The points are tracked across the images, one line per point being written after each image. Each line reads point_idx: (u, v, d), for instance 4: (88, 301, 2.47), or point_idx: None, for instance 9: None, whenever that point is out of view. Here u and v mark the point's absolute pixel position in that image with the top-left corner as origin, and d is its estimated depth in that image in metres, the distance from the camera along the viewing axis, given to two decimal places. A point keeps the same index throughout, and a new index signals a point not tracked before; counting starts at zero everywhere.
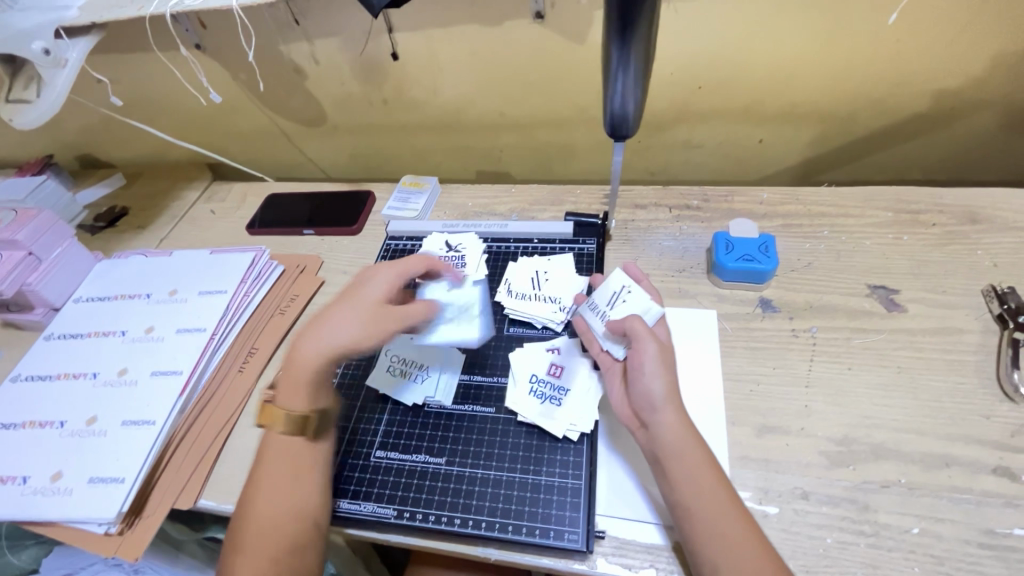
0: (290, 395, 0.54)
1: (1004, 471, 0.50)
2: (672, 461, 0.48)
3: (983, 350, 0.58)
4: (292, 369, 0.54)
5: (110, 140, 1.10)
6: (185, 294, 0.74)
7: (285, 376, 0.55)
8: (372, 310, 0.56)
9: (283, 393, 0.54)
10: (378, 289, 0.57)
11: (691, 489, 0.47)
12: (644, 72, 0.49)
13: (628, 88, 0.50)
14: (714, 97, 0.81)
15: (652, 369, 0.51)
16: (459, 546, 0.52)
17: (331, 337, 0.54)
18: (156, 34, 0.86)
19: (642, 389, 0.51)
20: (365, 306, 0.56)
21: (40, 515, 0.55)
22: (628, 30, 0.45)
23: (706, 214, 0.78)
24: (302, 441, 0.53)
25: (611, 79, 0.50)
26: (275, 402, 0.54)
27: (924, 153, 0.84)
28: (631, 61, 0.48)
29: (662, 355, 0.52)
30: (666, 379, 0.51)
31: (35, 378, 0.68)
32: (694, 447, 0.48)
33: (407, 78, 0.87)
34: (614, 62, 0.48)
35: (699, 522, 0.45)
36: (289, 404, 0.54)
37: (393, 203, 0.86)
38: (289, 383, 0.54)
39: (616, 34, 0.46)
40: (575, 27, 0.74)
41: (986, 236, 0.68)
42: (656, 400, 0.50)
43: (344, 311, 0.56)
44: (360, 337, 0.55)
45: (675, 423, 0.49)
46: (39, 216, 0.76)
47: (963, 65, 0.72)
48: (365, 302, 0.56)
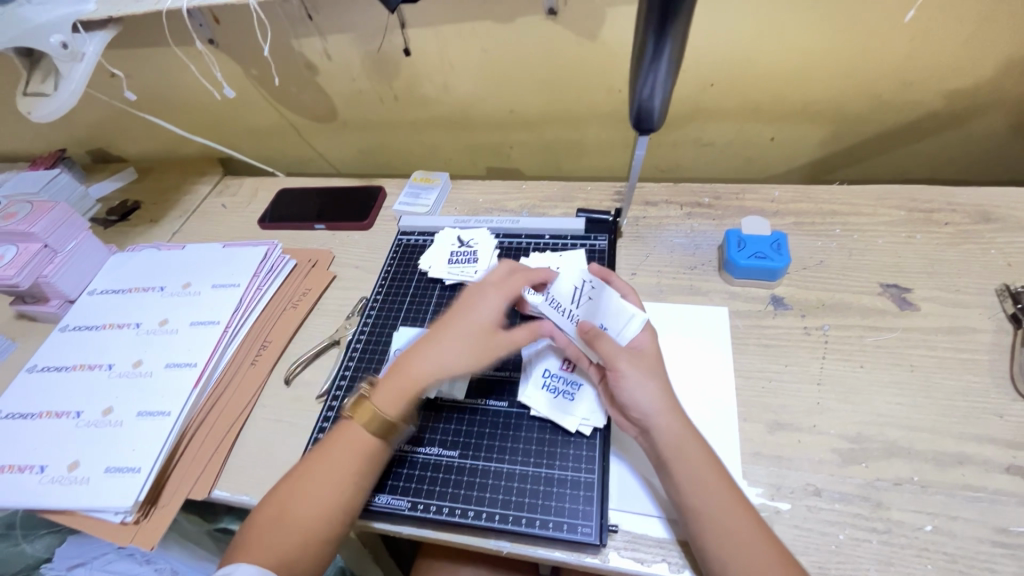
0: (398, 404, 0.53)
1: (1018, 470, 0.50)
2: (673, 461, 0.48)
3: (996, 349, 0.58)
4: (409, 381, 0.54)
5: (122, 134, 1.11)
6: (198, 287, 0.75)
7: (396, 378, 0.54)
8: (491, 333, 0.56)
9: (388, 396, 0.53)
10: (488, 309, 0.57)
11: (695, 488, 0.47)
12: (676, 65, 0.50)
13: (659, 80, 0.50)
14: (726, 95, 0.81)
15: (638, 376, 0.51)
16: (472, 538, 0.52)
17: (455, 360, 0.54)
18: (169, 29, 0.87)
19: (630, 398, 0.51)
20: (479, 328, 0.56)
21: (57, 504, 0.56)
22: (668, 21, 0.45)
23: (718, 211, 0.78)
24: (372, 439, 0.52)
25: (643, 71, 0.50)
26: (376, 401, 0.53)
27: (937, 152, 0.83)
28: (666, 53, 0.48)
29: (641, 362, 0.53)
30: (657, 384, 0.51)
31: (51, 369, 0.69)
32: (695, 447, 0.49)
33: (419, 74, 0.87)
34: (648, 53, 0.48)
35: (705, 522, 0.45)
36: (388, 410, 0.53)
37: (403, 198, 0.87)
38: (396, 384, 0.54)
39: (654, 25, 0.46)
40: (588, 23, 0.74)
41: (999, 235, 0.68)
42: (649, 405, 0.50)
43: (459, 334, 0.56)
44: (474, 363, 0.55)
45: (673, 426, 0.49)
46: (55, 208, 0.76)
47: (979, 63, 0.71)
48: (480, 323, 0.56)
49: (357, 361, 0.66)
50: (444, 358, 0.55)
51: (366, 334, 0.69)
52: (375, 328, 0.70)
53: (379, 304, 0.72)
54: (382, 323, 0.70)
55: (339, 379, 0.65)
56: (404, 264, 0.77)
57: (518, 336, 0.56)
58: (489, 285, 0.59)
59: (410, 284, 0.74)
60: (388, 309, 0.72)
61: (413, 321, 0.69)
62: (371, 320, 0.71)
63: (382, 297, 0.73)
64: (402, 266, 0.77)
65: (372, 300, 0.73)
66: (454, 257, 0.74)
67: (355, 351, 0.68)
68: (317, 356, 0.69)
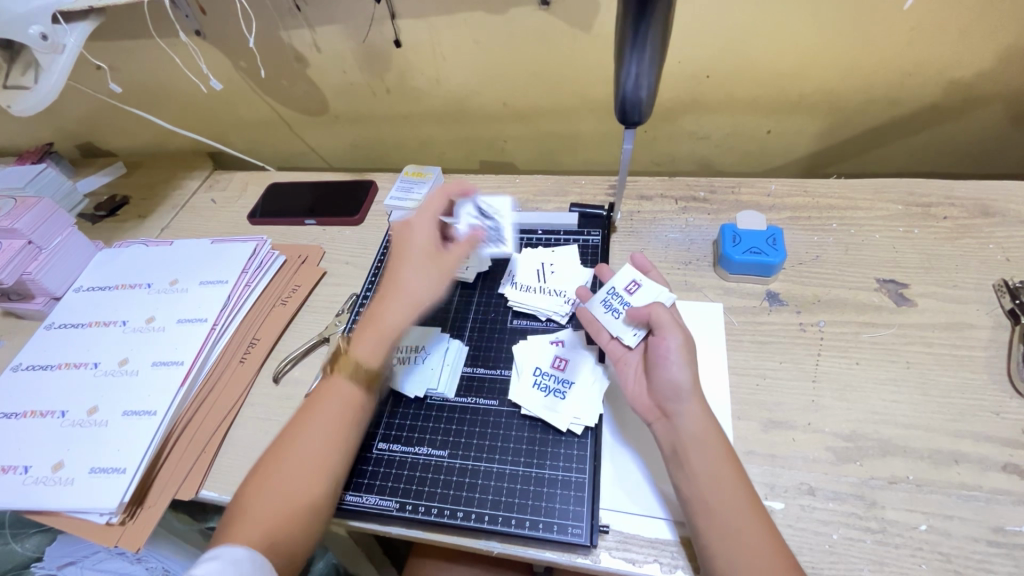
0: (381, 342, 0.56)
1: (1014, 469, 0.49)
2: (694, 450, 0.47)
3: (993, 346, 0.58)
4: (380, 325, 0.57)
5: (110, 128, 1.09)
6: (186, 284, 0.73)
7: (371, 328, 0.57)
8: (436, 257, 0.61)
9: (367, 343, 0.56)
10: (426, 233, 0.61)
11: (711, 481, 0.46)
12: (660, 56, 0.48)
13: (643, 72, 0.49)
14: (722, 87, 0.80)
15: (678, 357, 0.50)
16: (461, 539, 0.51)
17: (416, 287, 0.59)
18: (155, 20, 0.85)
19: (667, 376, 0.50)
20: (426, 254, 0.60)
21: (41, 505, 0.55)
22: (646, 14, 0.44)
23: (713, 206, 0.76)
24: (353, 390, 0.55)
25: (625, 63, 0.49)
26: (354, 351, 0.56)
27: (936, 145, 0.82)
28: (647, 46, 0.47)
29: (682, 345, 0.51)
30: (692, 369, 0.50)
31: (36, 367, 0.67)
32: (716, 440, 0.48)
33: (410, 66, 0.85)
34: (629, 46, 0.47)
35: (717, 513, 0.44)
36: (369, 355, 0.56)
37: (394, 193, 0.85)
38: (370, 331, 0.57)
39: (632, 18, 0.45)
40: (581, 14, 0.73)
41: (998, 230, 0.67)
42: (680, 387, 0.49)
43: (407, 268, 0.60)
44: (436, 284, 0.59)
45: (700, 415, 0.49)
46: (39, 204, 0.75)
47: (978, 54, 0.70)
48: (422, 250, 0.60)
49: None
50: (407, 284, 0.59)
51: None
52: None
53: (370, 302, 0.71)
54: None
55: None
56: None
57: (460, 252, 0.61)
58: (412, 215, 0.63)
59: None
60: None
61: None
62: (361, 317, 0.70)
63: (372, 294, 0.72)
64: None
65: (361, 297, 0.72)
66: None
67: None
68: (306, 354, 0.68)
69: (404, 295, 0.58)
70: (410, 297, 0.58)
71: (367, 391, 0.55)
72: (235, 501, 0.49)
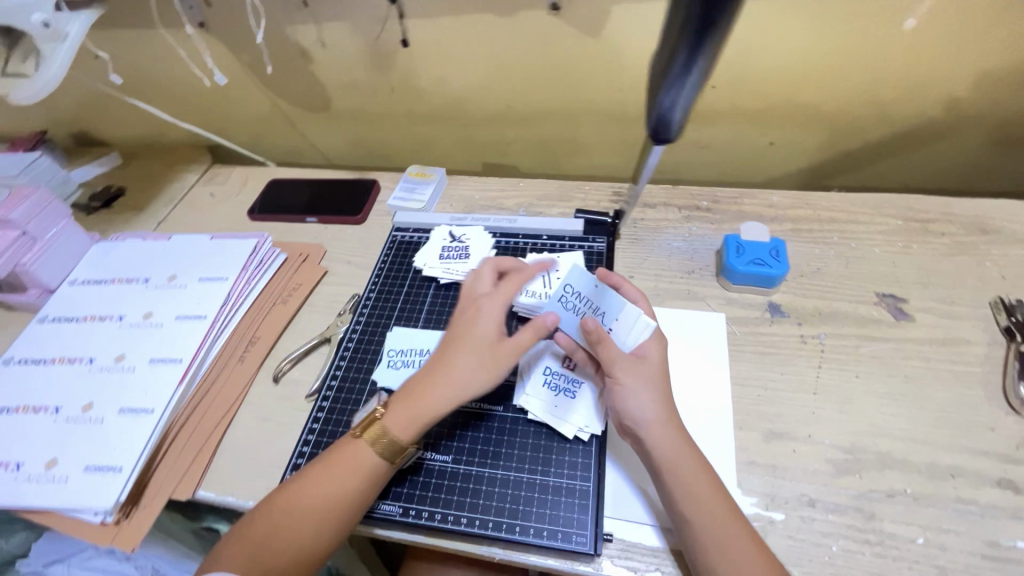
0: (418, 420, 0.51)
1: (1009, 484, 0.50)
2: (666, 476, 0.48)
3: (989, 362, 0.59)
4: (423, 404, 0.51)
5: (106, 118, 1.07)
6: (185, 280, 0.72)
7: (406, 404, 0.52)
8: (496, 342, 0.53)
9: (400, 416, 0.51)
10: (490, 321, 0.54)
11: (690, 506, 0.46)
12: (704, 81, 0.48)
13: (684, 94, 0.49)
14: (727, 97, 0.80)
15: (633, 386, 0.51)
16: (464, 544, 0.51)
17: (462, 375, 0.52)
18: (158, 9, 0.84)
19: (622, 406, 0.51)
20: (485, 340, 0.53)
21: (34, 503, 0.54)
22: (705, 35, 0.44)
23: (716, 216, 0.77)
24: (378, 462, 0.51)
25: (669, 82, 0.48)
26: (386, 421, 0.51)
27: (934, 162, 0.84)
28: (696, 68, 0.46)
29: (638, 372, 0.52)
30: (653, 395, 0.51)
31: (29, 361, 0.66)
32: (690, 462, 0.48)
33: (416, 65, 0.85)
34: (678, 65, 0.47)
35: (701, 537, 0.45)
36: (401, 430, 0.51)
37: (398, 193, 0.85)
38: (409, 404, 0.52)
39: (688, 37, 0.45)
40: (590, 20, 0.73)
41: (994, 247, 0.68)
42: (642, 415, 0.50)
43: (462, 354, 0.53)
44: (488, 376, 0.52)
45: (669, 440, 0.49)
46: (35, 194, 0.73)
47: (980, 74, 0.71)
48: (487, 338, 0.53)
49: (348, 360, 0.65)
50: (456, 371, 0.52)
51: (358, 332, 0.68)
52: (367, 328, 0.68)
53: (372, 302, 0.71)
54: (375, 322, 0.69)
55: (330, 379, 0.63)
56: (398, 261, 0.75)
57: (523, 343, 0.53)
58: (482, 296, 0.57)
59: (404, 282, 0.72)
60: (381, 307, 0.70)
61: (406, 321, 0.68)
62: (364, 318, 0.69)
63: (375, 295, 0.72)
64: (396, 263, 0.75)
65: (364, 297, 0.72)
66: (446, 252, 0.73)
67: (347, 350, 0.66)
68: (307, 354, 0.68)
69: (449, 382, 0.52)
70: (453, 386, 0.51)
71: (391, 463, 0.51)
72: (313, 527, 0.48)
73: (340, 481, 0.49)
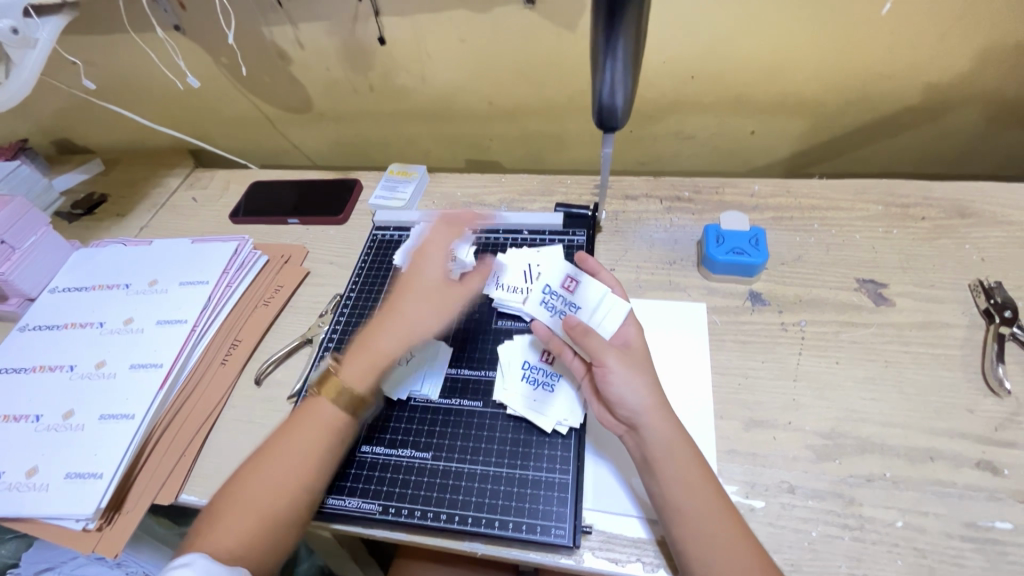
0: (371, 373, 0.55)
1: (987, 465, 0.51)
2: (660, 462, 0.47)
3: (968, 344, 0.59)
4: (374, 352, 0.56)
5: (87, 125, 1.06)
6: (165, 285, 0.72)
7: (363, 354, 0.56)
8: (445, 287, 0.60)
9: (354, 369, 0.55)
10: (434, 268, 0.61)
11: (682, 494, 0.46)
12: (634, 62, 0.48)
13: (617, 79, 0.49)
14: (707, 87, 0.80)
15: (624, 373, 0.50)
16: (445, 541, 0.51)
17: (416, 318, 0.58)
18: (132, 14, 0.83)
19: (617, 396, 0.50)
20: (436, 284, 0.60)
21: (14, 511, 0.54)
22: (615, 22, 0.43)
23: (697, 206, 0.77)
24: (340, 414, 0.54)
25: (600, 70, 0.48)
26: (341, 376, 0.55)
27: (914, 146, 0.84)
28: (619, 54, 0.46)
29: (628, 359, 0.51)
30: (645, 381, 0.50)
31: (9, 370, 0.66)
32: (684, 446, 0.48)
33: (394, 64, 0.84)
34: (601, 55, 0.47)
35: (694, 525, 0.45)
36: (356, 379, 0.55)
37: (379, 192, 0.84)
38: (363, 358, 0.56)
39: (602, 26, 0.44)
40: (565, 13, 0.72)
41: (974, 230, 0.68)
42: (638, 403, 0.49)
43: (413, 300, 0.59)
44: (440, 318, 0.59)
45: (665, 426, 0.49)
46: (13, 202, 0.72)
47: (958, 58, 0.71)
48: (433, 280, 0.60)
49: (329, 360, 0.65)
50: (408, 316, 0.58)
51: (339, 332, 0.68)
52: (348, 326, 0.68)
53: (353, 302, 0.71)
54: (356, 321, 0.69)
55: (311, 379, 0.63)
56: (379, 260, 0.75)
57: (474, 283, 0.62)
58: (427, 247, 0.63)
59: (385, 281, 0.72)
60: (361, 306, 0.70)
61: None
62: (344, 317, 0.69)
63: (356, 294, 0.71)
64: (377, 262, 0.75)
65: (345, 297, 0.71)
66: None
67: (327, 350, 0.66)
68: (289, 356, 0.68)
69: (403, 329, 0.57)
70: (407, 331, 0.57)
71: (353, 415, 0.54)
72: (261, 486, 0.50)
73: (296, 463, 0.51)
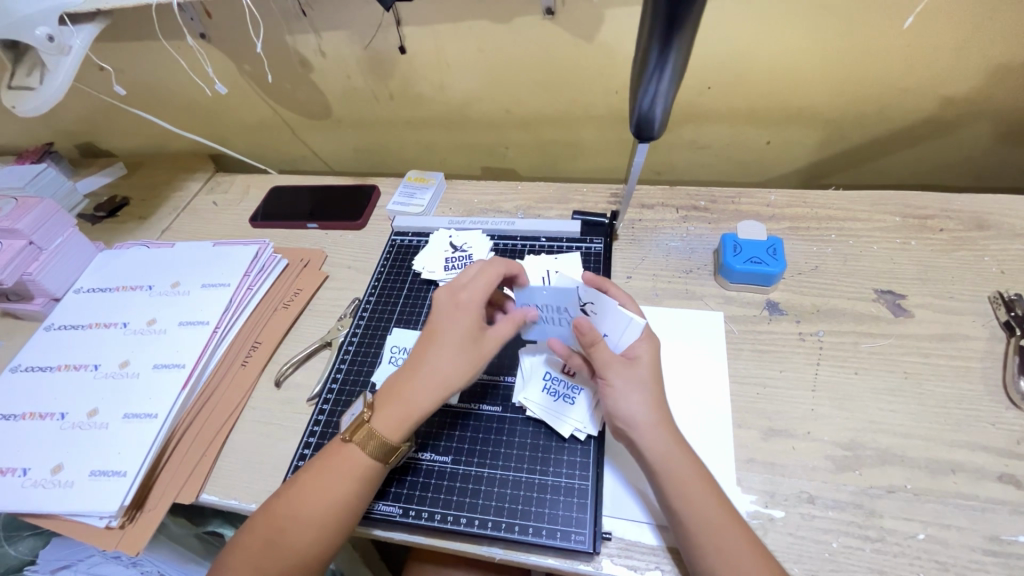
0: (405, 424, 0.51)
1: (1010, 479, 0.50)
2: (661, 475, 0.48)
3: (989, 357, 0.58)
4: (409, 402, 0.52)
5: (111, 129, 1.09)
6: (188, 287, 0.73)
7: (396, 401, 0.52)
8: (478, 337, 0.54)
9: (389, 417, 0.51)
10: (468, 316, 0.54)
11: (683, 506, 0.46)
12: (679, 73, 0.49)
13: (662, 88, 0.49)
14: (724, 97, 0.81)
15: (624, 389, 0.51)
16: (464, 544, 0.52)
17: (448, 369, 0.52)
18: (160, 23, 0.85)
19: (616, 409, 0.50)
20: (466, 335, 0.53)
21: (39, 508, 0.55)
22: (673, 29, 0.44)
23: (713, 215, 0.77)
24: (371, 462, 0.51)
25: (646, 79, 0.49)
26: (376, 424, 0.51)
27: (932, 158, 0.84)
28: (669, 64, 0.47)
29: (630, 373, 0.51)
30: (644, 395, 0.50)
31: (35, 368, 0.67)
32: (684, 460, 0.48)
33: (414, 72, 0.86)
34: (651, 63, 0.47)
35: (697, 535, 0.45)
36: (391, 432, 0.51)
37: (397, 198, 0.85)
38: (399, 405, 0.52)
39: (659, 33, 0.45)
40: (584, 24, 0.73)
41: (993, 243, 0.68)
42: (633, 415, 0.50)
43: (444, 350, 0.53)
44: (474, 368, 0.53)
45: (662, 440, 0.49)
46: (42, 203, 0.75)
47: (977, 71, 0.71)
48: (465, 331, 0.53)
49: (349, 363, 0.66)
50: (439, 367, 0.52)
51: (359, 336, 0.68)
52: (367, 330, 0.69)
53: (373, 306, 0.71)
54: (375, 324, 0.69)
55: (331, 382, 0.64)
56: (398, 265, 0.76)
57: (506, 331, 0.55)
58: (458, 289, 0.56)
59: (404, 286, 0.73)
60: (381, 310, 0.71)
61: (406, 324, 0.69)
62: (364, 321, 0.70)
63: (375, 298, 0.72)
64: (396, 267, 0.76)
65: (363, 302, 0.72)
66: (450, 262, 0.73)
67: (347, 353, 0.67)
68: (308, 358, 0.68)
69: (435, 378, 0.52)
70: (441, 380, 0.52)
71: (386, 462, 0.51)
72: (286, 523, 0.48)
73: (326, 505, 0.49)
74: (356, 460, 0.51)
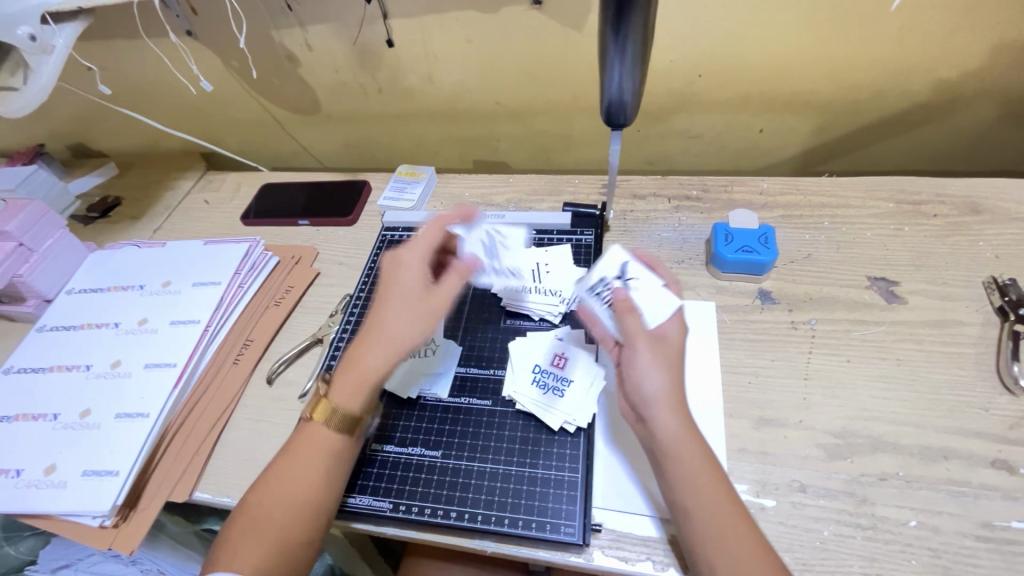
0: (358, 390, 0.52)
1: (1003, 465, 0.50)
2: (669, 459, 0.47)
3: (982, 342, 0.58)
4: (359, 369, 0.52)
5: (101, 129, 1.08)
6: (179, 286, 0.73)
7: (348, 372, 0.53)
8: (427, 293, 0.55)
9: (344, 387, 0.52)
10: (410, 275, 0.56)
11: (690, 492, 0.46)
12: (642, 58, 0.48)
13: (625, 75, 0.49)
14: (715, 85, 0.80)
15: (649, 364, 0.49)
16: (455, 538, 0.52)
17: (400, 329, 0.53)
18: (144, 21, 0.85)
19: (635, 382, 0.49)
20: (415, 293, 0.55)
21: (33, 509, 0.55)
22: (624, 18, 0.44)
23: (705, 204, 0.77)
24: (331, 436, 0.52)
25: (608, 66, 0.49)
26: (334, 397, 0.52)
27: (926, 143, 0.83)
28: (628, 49, 0.46)
29: (659, 351, 0.50)
30: (667, 376, 0.49)
31: (28, 370, 0.67)
32: (697, 449, 0.47)
33: (402, 65, 0.85)
34: (609, 50, 0.47)
35: (699, 524, 0.45)
36: (348, 401, 0.52)
37: (388, 193, 0.85)
38: (348, 377, 0.52)
39: (611, 23, 0.45)
40: (571, 12, 0.72)
41: (987, 227, 0.67)
42: (652, 393, 0.49)
43: (396, 308, 0.54)
44: (423, 329, 0.54)
45: (678, 424, 0.48)
46: (30, 204, 0.75)
47: (971, 54, 0.70)
48: (410, 289, 0.55)
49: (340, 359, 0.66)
50: (389, 327, 0.53)
51: (350, 332, 0.68)
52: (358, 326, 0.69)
53: (363, 301, 0.71)
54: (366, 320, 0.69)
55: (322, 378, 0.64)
56: None
57: (455, 282, 0.56)
58: (403, 250, 0.58)
59: None
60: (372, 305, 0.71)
61: None
62: (355, 317, 0.70)
63: (366, 294, 0.72)
64: None
65: (355, 297, 0.72)
66: None
67: (338, 349, 0.67)
68: (300, 355, 0.68)
69: (388, 340, 0.53)
70: (392, 341, 0.53)
71: (348, 434, 0.52)
72: (262, 503, 0.49)
73: (301, 485, 0.49)
74: (318, 434, 0.52)
